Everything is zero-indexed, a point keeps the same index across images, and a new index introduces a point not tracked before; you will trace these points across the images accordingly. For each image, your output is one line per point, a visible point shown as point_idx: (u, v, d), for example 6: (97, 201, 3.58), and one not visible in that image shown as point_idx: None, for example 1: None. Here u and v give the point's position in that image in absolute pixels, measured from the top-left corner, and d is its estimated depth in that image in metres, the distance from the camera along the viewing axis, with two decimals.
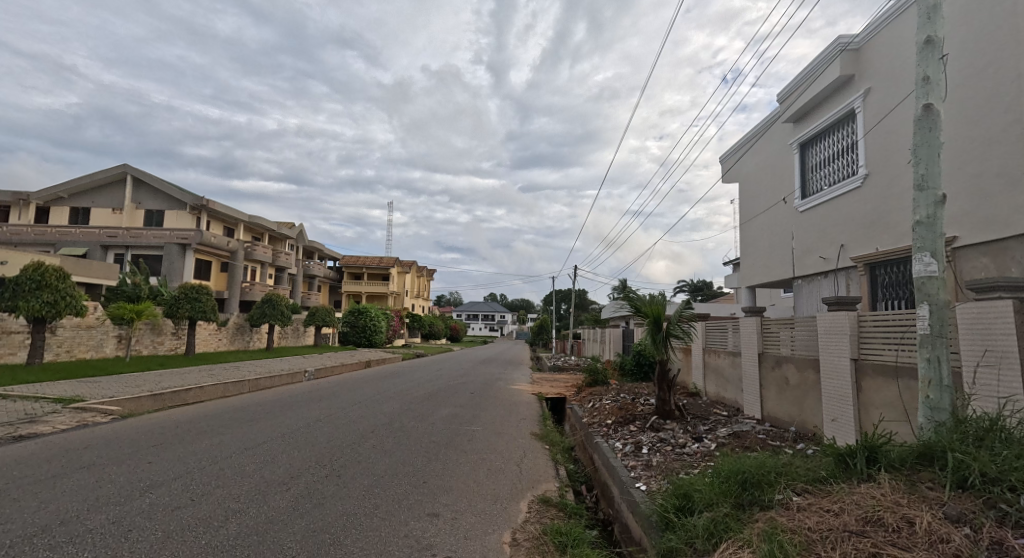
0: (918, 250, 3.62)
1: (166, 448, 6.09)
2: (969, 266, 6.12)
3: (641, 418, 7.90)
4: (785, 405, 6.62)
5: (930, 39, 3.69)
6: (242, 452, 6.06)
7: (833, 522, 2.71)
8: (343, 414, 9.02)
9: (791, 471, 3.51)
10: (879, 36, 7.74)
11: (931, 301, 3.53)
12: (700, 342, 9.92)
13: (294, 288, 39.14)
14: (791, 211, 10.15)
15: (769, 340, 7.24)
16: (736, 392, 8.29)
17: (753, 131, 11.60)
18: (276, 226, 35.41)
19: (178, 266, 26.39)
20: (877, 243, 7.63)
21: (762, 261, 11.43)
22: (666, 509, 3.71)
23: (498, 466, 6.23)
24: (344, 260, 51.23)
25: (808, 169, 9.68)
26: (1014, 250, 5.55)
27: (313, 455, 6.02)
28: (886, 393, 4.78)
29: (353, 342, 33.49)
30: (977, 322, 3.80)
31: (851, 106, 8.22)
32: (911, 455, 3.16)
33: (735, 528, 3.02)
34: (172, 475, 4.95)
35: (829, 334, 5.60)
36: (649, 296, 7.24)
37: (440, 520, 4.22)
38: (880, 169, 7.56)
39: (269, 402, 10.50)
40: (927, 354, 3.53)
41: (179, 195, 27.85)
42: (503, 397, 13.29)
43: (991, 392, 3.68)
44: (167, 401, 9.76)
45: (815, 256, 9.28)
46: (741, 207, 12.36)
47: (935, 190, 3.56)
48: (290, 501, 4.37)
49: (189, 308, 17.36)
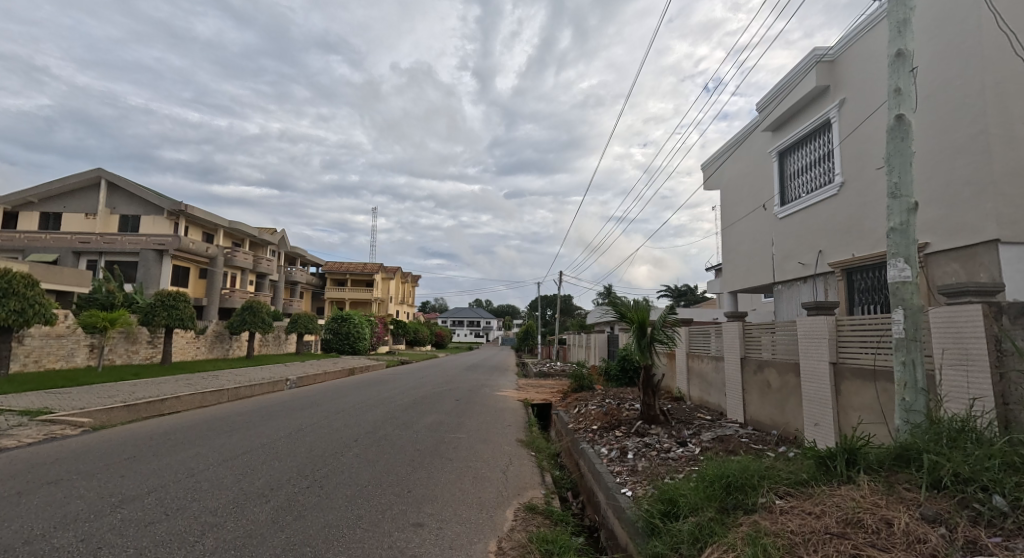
0: (893, 255, 3.72)
1: (141, 461, 5.95)
2: (941, 272, 6.29)
3: (626, 423, 7.95)
4: (768, 408, 6.71)
5: (901, 53, 3.81)
6: (220, 463, 5.92)
7: (814, 525, 2.74)
8: (326, 423, 8.90)
9: (774, 473, 3.56)
10: (853, 48, 7.95)
11: (906, 305, 3.62)
12: (683, 347, 10.00)
13: (276, 295, 38.87)
14: (770, 218, 10.34)
15: (751, 345, 7.36)
16: (719, 396, 8.40)
17: (734, 139, 11.83)
18: (257, 231, 34.83)
19: (155, 273, 25.84)
20: (854, 249, 7.81)
21: (744, 266, 11.60)
22: (653, 514, 3.73)
23: (485, 475, 6.21)
24: (328, 267, 50.99)
25: (787, 176, 9.87)
26: (983, 255, 5.73)
27: (293, 466, 5.90)
28: (864, 396, 4.87)
29: (337, 350, 33.02)
30: (949, 325, 3.89)
31: (827, 116, 8.43)
32: (889, 456, 3.24)
33: (720, 532, 3.03)
34: (147, 489, 4.83)
35: (809, 338, 5.70)
36: (634, 301, 7.28)
37: (425, 530, 4.17)
38: (856, 177, 7.76)
39: (250, 411, 10.30)
40: (902, 357, 3.62)
41: (155, 201, 27.27)
42: (489, 404, 13.22)
43: (961, 393, 3.77)
44: (141, 412, 9.52)
45: (795, 262, 9.45)
46: (723, 214, 12.55)
47: (909, 198, 3.66)
48: (270, 513, 4.29)
49: (166, 316, 16.94)
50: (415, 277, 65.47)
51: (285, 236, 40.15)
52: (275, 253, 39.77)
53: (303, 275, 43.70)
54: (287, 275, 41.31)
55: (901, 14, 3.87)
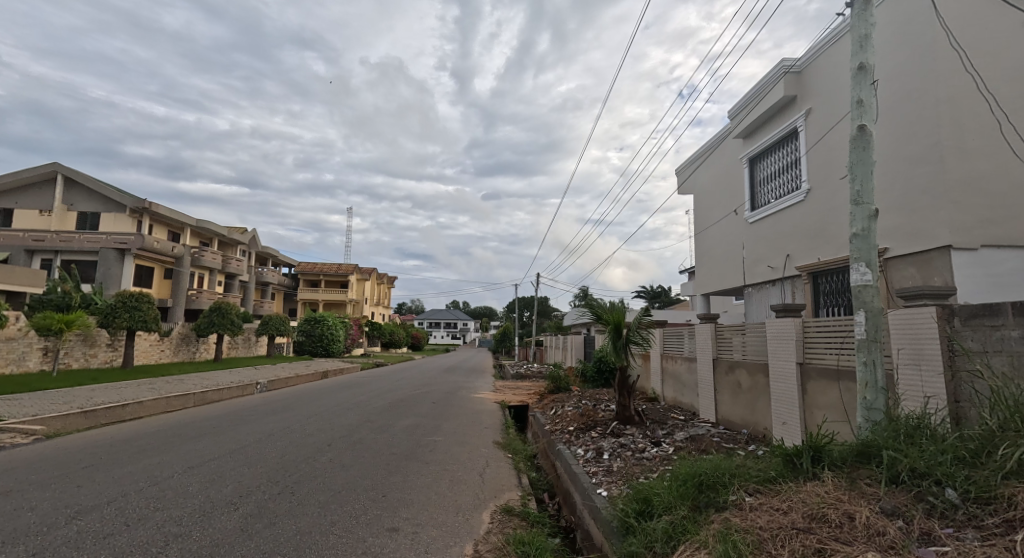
0: (855, 260, 3.88)
1: (100, 470, 5.74)
2: (899, 276, 6.58)
3: (602, 424, 8.06)
4: (738, 408, 6.89)
5: (862, 66, 3.98)
6: (186, 471, 5.77)
7: (782, 521, 2.85)
8: (296, 428, 8.73)
9: (744, 472, 3.67)
10: (819, 60, 8.24)
11: (867, 307, 3.78)
12: (658, 348, 10.17)
13: (246, 296, 38.06)
14: (741, 222, 10.63)
15: (723, 346, 7.54)
16: (693, 396, 8.57)
17: (707, 146, 12.14)
18: (226, 231, 34.01)
19: (115, 273, 24.92)
20: (819, 253, 8.07)
21: (716, 270, 11.88)
22: (628, 514, 3.80)
23: (461, 477, 6.22)
24: (301, 267, 50.12)
25: (757, 183, 10.17)
26: (938, 260, 6.00)
27: (264, 473, 5.78)
28: (828, 395, 5.06)
29: (309, 352, 32.41)
30: (906, 326, 4.08)
31: (794, 125, 8.72)
32: (852, 453, 3.37)
33: (693, 530, 3.12)
34: (105, 500, 4.68)
35: (778, 340, 5.88)
36: (610, 303, 7.38)
37: (400, 535, 4.17)
38: (821, 184, 8.04)
39: (217, 417, 10.05)
40: (864, 358, 3.77)
41: (117, 198, 26.33)
42: (465, 406, 13.17)
43: (916, 391, 3.97)
44: (100, 418, 9.18)
45: (764, 265, 9.73)
46: (696, 218, 12.83)
47: (869, 206, 3.83)
48: (238, 522, 4.20)
49: (127, 317, 16.39)
50: (390, 279, 64.91)
51: (256, 236, 39.32)
52: (245, 253, 38.93)
53: (275, 275, 42.84)
54: (258, 276, 40.44)
55: (863, 29, 4.04)
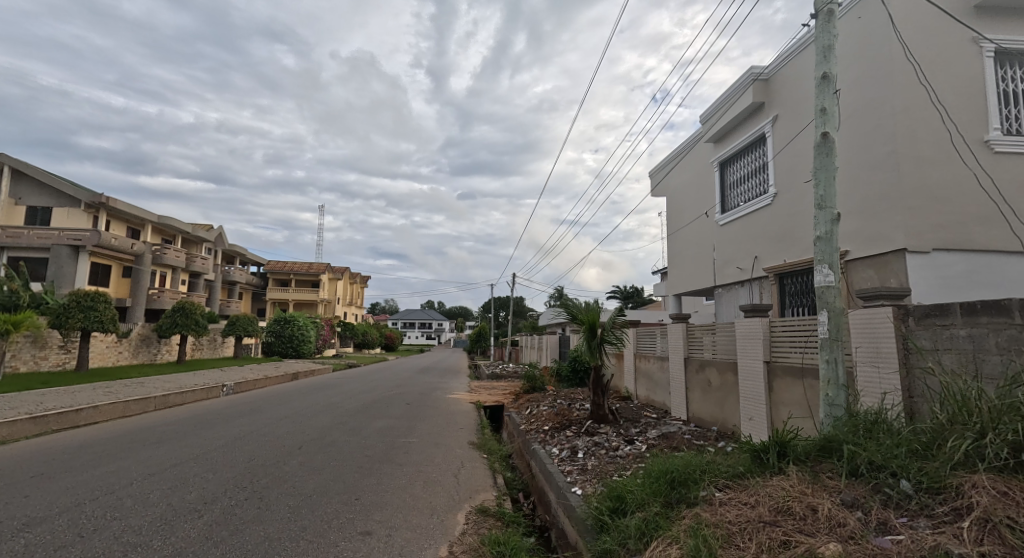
0: (819, 262, 4.03)
1: (53, 479, 5.51)
2: (859, 278, 6.86)
3: (577, 423, 8.14)
4: (708, 406, 7.08)
5: (825, 76, 4.14)
6: (146, 478, 5.59)
7: (749, 514, 2.95)
8: (263, 431, 8.54)
9: (714, 468, 3.77)
10: (785, 68, 8.51)
11: (829, 307, 3.94)
12: (631, 348, 10.33)
13: (212, 295, 37.01)
14: (711, 225, 10.90)
15: (694, 345, 7.71)
16: (665, 395, 8.75)
17: (679, 149, 12.38)
18: (190, 228, 32.99)
19: (68, 271, 23.98)
20: (785, 255, 8.34)
21: (687, 271, 12.14)
22: (602, 511, 3.86)
23: (436, 479, 6.21)
24: (270, 266, 49.01)
25: (727, 186, 10.44)
26: (894, 263, 6.28)
27: (230, 478, 5.64)
28: (793, 392, 5.24)
29: (279, 353, 31.71)
30: (865, 326, 4.26)
31: (762, 130, 8.99)
32: (815, 448, 3.51)
33: (664, 526, 3.20)
34: (57, 510, 4.50)
35: (746, 339, 6.06)
36: (585, 304, 7.47)
37: (373, 538, 4.14)
38: (788, 189, 8.31)
39: (181, 421, 9.75)
40: (827, 356, 3.92)
41: (71, 192, 25.22)
42: (439, 407, 13.10)
43: (874, 387, 4.15)
44: (51, 424, 8.79)
45: (733, 267, 9.99)
46: (669, 219, 13.08)
47: (832, 210, 3.99)
48: (202, 529, 4.10)
49: (81, 317, 15.72)
50: (363, 278, 64.08)
51: (222, 233, 38.27)
52: (211, 251, 37.86)
53: (243, 275, 41.78)
54: (225, 275, 39.35)
55: (826, 40, 4.20)
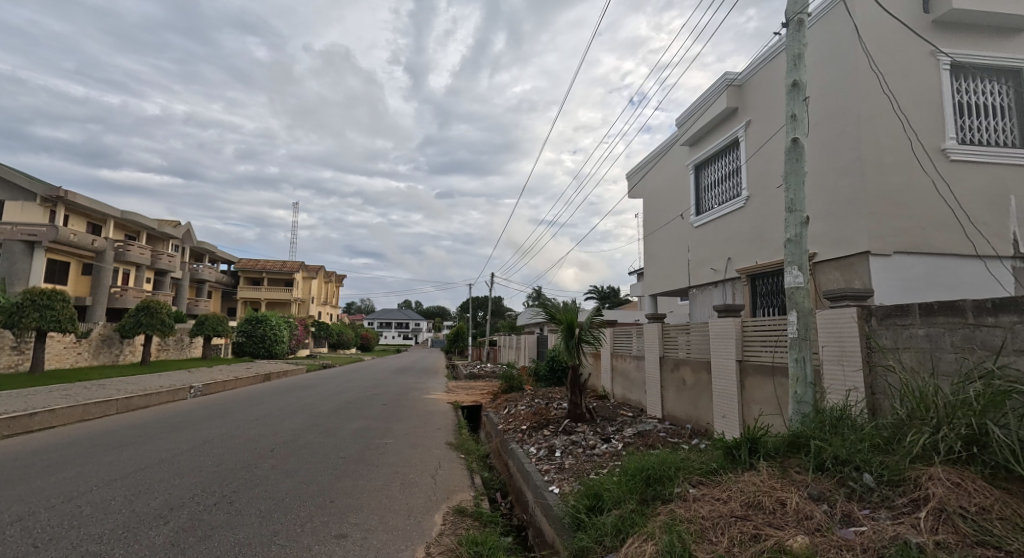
0: (789, 264, 4.16)
1: (7, 487, 5.29)
2: (826, 279, 7.09)
3: (554, 422, 8.20)
4: (683, 404, 7.22)
5: (796, 83, 4.28)
6: (108, 484, 5.42)
7: (722, 509, 3.03)
8: (231, 434, 8.36)
9: (689, 465, 3.86)
10: (758, 75, 8.73)
11: (798, 307, 4.07)
12: (608, 347, 10.46)
13: (180, 295, 35.99)
14: (687, 227, 11.10)
15: (669, 345, 7.85)
16: (641, 393, 8.88)
17: (656, 152, 12.58)
18: (155, 224, 32.00)
19: (23, 267, 23.05)
20: (757, 257, 8.56)
21: (663, 271, 12.33)
22: (578, 509, 3.91)
23: (412, 480, 6.18)
24: (241, 264, 47.92)
25: (702, 189, 10.66)
26: (858, 265, 6.52)
27: (199, 482, 5.51)
28: (764, 390, 5.39)
29: (251, 353, 31.04)
30: (832, 325, 4.42)
31: (736, 135, 9.20)
32: (784, 443, 3.63)
33: (640, 523, 3.26)
34: (12, 519, 4.33)
35: (719, 338, 6.20)
36: (563, 304, 7.55)
37: (348, 541, 4.10)
38: (760, 192, 8.53)
39: (146, 424, 9.47)
40: (796, 354, 4.06)
41: (27, 186, 24.19)
42: (415, 407, 13.02)
43: (839, 384, 4.31)
44: (4, 429, 8.43)
45: (707, 268, 10.20)
46: (645, 221, 13.27)
47: (801, 213, 4.12)
48: (168, 536, 4.01)
49: (37, 316, 15.11)
50: (339, 277, 63.17)
51: (190, 230, 37.25)
52: (178, 248, 36.81)
53: (213, 273, 40.74)
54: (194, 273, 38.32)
55: (796, 49, 4.33)
